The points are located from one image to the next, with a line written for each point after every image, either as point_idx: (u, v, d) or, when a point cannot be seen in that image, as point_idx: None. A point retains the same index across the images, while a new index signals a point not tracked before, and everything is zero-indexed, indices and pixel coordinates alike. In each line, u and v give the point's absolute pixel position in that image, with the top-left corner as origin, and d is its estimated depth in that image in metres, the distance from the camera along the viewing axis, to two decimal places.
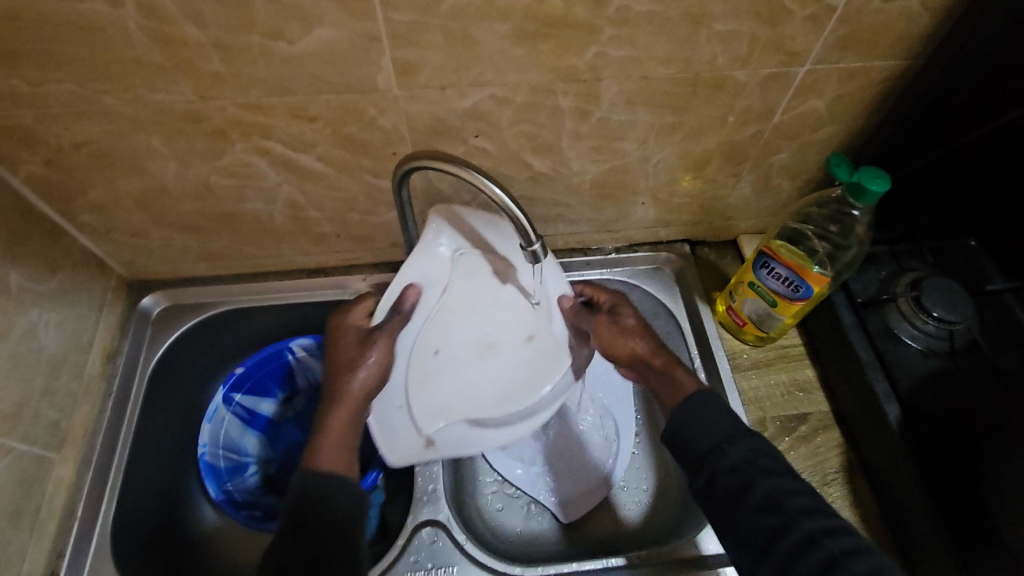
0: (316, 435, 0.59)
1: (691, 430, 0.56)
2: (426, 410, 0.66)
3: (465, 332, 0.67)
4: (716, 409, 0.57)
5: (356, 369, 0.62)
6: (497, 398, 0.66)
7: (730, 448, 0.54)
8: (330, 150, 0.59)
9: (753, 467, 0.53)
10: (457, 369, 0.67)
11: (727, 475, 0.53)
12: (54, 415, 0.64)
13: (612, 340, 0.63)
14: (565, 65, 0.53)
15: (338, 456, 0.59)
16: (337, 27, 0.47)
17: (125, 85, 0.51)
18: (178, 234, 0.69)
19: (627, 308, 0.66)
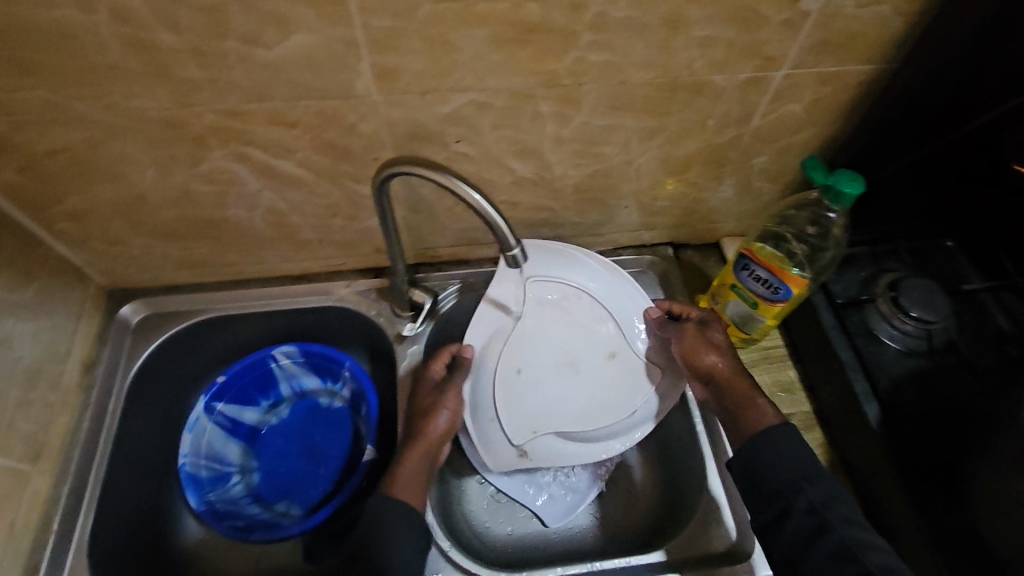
0: (396, 469, 0.62)
1: (768, 468, 0.57)
2: (519, 423, 0.69)
3: (544, 353, 0.69)
4: (793, 450, 0.57)
5: (435, 415, 0.65)
6: (590, 411, 0.70)
7: (807, 488, 0.55)
8: (310, 156, 0.59)
9: (829, 512, 0.54)
10: (546, 386, 0.69)
11: (802, 515, 0.54)
12: (31, 427, 0.63)
13: (698, 353, 0.66)
14: (544, 71, 0.53)
15: (411, 488, 0.61)
16: (314, 33, 0.47)
17: (99, 92, 0.50)
18: (158, 242, 0.69)
19: (717, 328, 0.68)
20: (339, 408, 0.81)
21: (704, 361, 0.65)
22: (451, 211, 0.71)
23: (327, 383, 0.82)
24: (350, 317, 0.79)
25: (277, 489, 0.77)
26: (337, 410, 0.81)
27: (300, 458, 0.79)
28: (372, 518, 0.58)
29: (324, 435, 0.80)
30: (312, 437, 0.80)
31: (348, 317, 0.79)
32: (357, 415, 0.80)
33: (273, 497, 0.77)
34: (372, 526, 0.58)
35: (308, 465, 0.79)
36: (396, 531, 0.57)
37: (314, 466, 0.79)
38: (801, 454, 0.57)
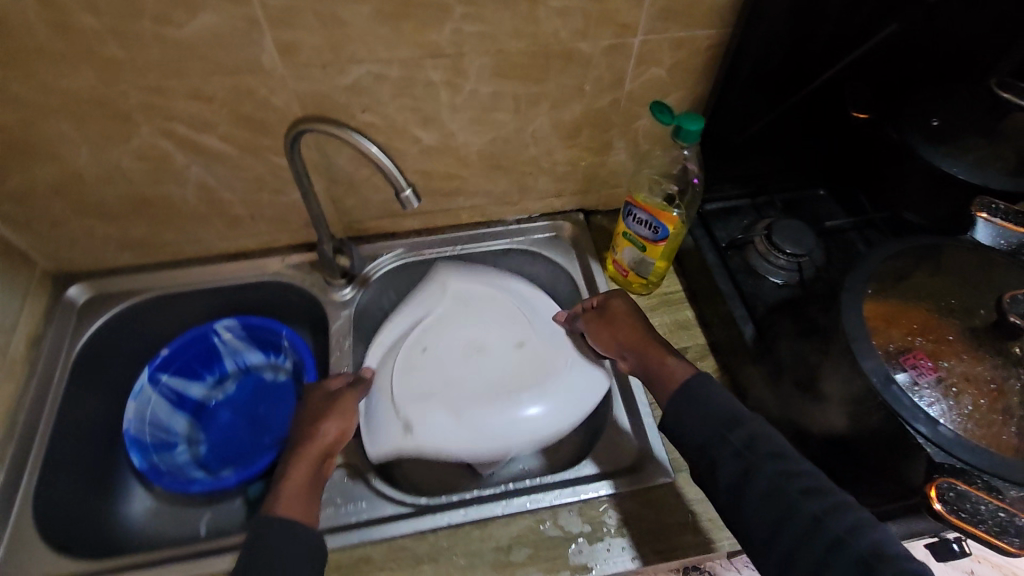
0: (281, 484, 0.59)
1: (690, 420, 0.58)
2: (450, 343, 0.75)
3: (451, 348, 0.75)
4: (703, 403, 0.59)
5: (326, 423, 0.66)
6: (471, 340, 0.76)
7: (729, 435, 0.56)
8: (230, 130, 0.66)
9: (754, 455, 0.54)
10: (445, 351, 0.75)
11: (731, 460, 0.54)
12: None
13: (609, 333, 0.72)
14: (428, 41, 0.62)
15: (295, 499, 0.58)
16: (218, 13, 0.55)
17: (31, 73, 0.57)
18: (99, 221, 0.75)
19: (617, 299, 0.74)
20: (283, 381, 0.88)
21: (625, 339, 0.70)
22: (370, 182, 0.78)
23: (270, 358, 0.88)
24: (288, 289, 0.86)
25: (221, 456, 0.83)
26: (280, 383, 0.88)
27: (245, 428, 0.85)
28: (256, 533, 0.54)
29: (267, 407, 0.87)
30: (256, 409, 0.86)
31: (286, 290, 0.86)
32: (296, 385, 0.86)
33: (217, 464, 0.82)
34: (257, 541, 0.53)
35: (252, 434, 0.85)
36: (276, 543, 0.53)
37: (258, 436, 0.85)
38: (731, 404, 0.58)
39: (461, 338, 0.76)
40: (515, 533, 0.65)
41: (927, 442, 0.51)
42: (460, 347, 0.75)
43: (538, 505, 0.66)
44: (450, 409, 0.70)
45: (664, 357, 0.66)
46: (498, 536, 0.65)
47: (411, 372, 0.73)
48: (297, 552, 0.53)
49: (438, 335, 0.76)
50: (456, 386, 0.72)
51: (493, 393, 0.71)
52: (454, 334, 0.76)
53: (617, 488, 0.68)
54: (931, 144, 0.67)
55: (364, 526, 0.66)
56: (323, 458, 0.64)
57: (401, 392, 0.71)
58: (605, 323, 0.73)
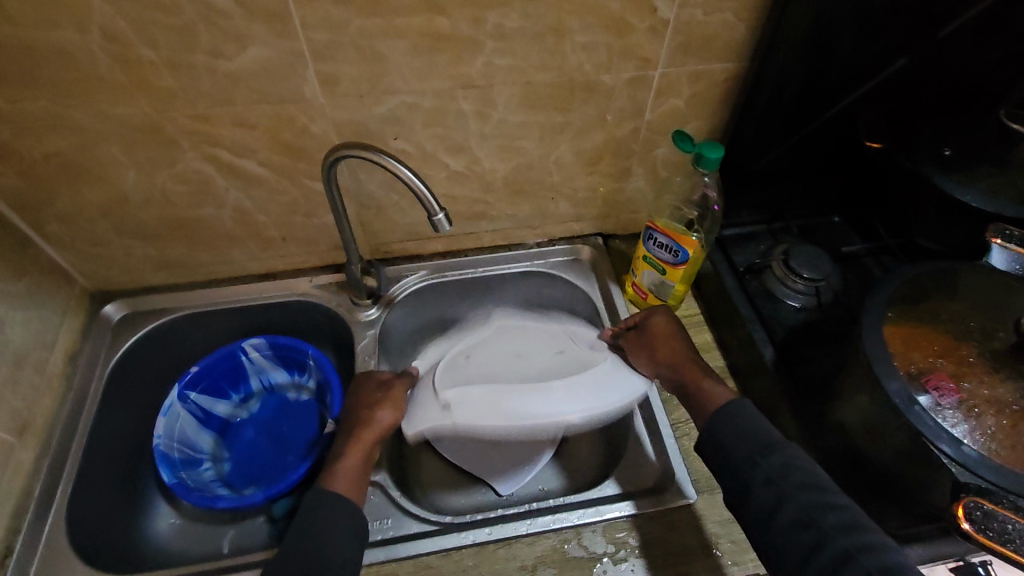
0: (335, 465, 0.64)
1: (727, 444, 0.60)
2: (488, 349, 0.86)
3: (492, 354, 0.85)
4: (739, 422, 0.61)
5: (378, 409, 0.70)
6: (512, 351, 0.86)
7: (762, 460, 0.57)
8: (270, 156, 0.70)
9: (786, 482, 0.54)
10: (485, 355, 0.85)
11: (761, 488, 0.55)
12: (18, 404, 0.69)
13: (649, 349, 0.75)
14: (460, 74, 0.65)
15: (345, 479, 0.62)
16: (266, 47, 0.59)
17: (90, 102, 0.60)
18: (139, 242, 0.78)
19: (660, 314, 0.77)
20: (306, 400, 0.90)
21: (666, 356, 0.73)
22: (398, 206, 0.81)
23: (294, 377, 0.90)
24: (315, 309, 0.88)
25: (245, 474, 0.84)
26: (303, 402, 0.90)
27: (269, 447, 0.87)
28: (306, 506, 0.58)
29: (291, 425, 0.88)
30: (280, 428, 0.88)
31: (313, 310, 0.88)
32: (320, 404, 0.87)
33: (242, 482, 0.83)
34: (305, 513, 0.57)
35: (275, 453, 0.86)
36: (321, 515, 0.57)
37: (281, 455, 0.86)
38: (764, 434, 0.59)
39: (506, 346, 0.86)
40: (539, 553, 0.65)
41: (951, 461, 0.52)
42: (499, 356, 0.85)
43: (561, 524, 0.66)
44: (491, 394, 0.79)
45: (702, 378, 0.69)
46: (523, 555, 0.65)
47: (452, 369, 0.83)
48: (340, 524, 0.57)
49: (478, 339, 0.88)
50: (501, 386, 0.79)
51: (535, 386, 0.79)
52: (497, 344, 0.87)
53: (638, 508, 0.68)
54: (944, 172, 0.70)
55: (392, 543, 0.66)
56: (370, 448, 0.67)
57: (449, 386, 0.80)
58: (644, 343, 0.76)
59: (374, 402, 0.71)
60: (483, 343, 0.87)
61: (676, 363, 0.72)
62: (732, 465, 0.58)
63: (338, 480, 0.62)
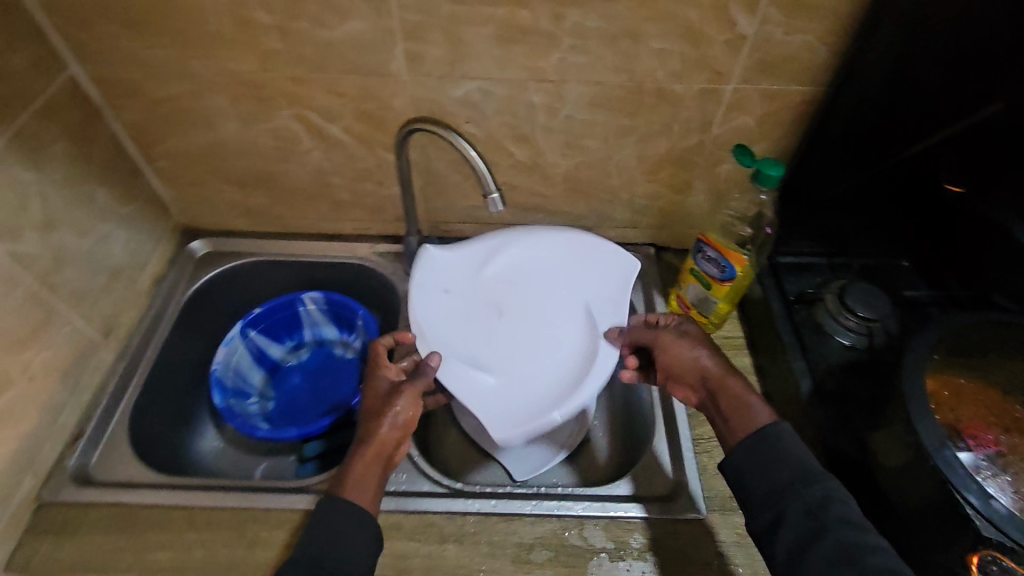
0: (346, 471, 0.59)
1: (767, 469, 0.57)
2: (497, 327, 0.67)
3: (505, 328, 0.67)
4: (778, 450, 0.57)
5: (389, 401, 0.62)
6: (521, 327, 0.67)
7: (803, 490, 0.54)
8: (352, 123, 0.76)
9: (826, 514, 0.52)
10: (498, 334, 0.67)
11: (798, 519, 0.53)
12: (107, 310, 0.79)
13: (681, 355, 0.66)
14: (535, 67, 0.69)
15: (359, 488, 0.58)
16: (363, 22, 0.65)
17: (209, 55, 0.69)
18: (229, 187, 0.86)
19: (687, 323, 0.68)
20: (349, 359, 0.96)
21: (706, 368, 0.64)
22: (461, 187, 0.86)
23: (343, 334, 0.96)
24: (371, 274, 0.94)
25: (284, 415, 0.91)
26: (347, 360, 0.96)
27: (310, 395, 0.93)
28: (317, 523, 0.55)
29: (332, 379, 0.95)
30: (322, 380, 0.95)
31: (370, 275, 0.94)
32: (362, 363, 0.93)
33: (280, 422, 0.90)
34: (317, 531, 0.55)
35: (314, 401, 0.92)
36: (335, 531, 0.55)
37: (319, 405, 0.92)
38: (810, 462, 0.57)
39: (525, 382, 0.64)
40: (539, 534, 0.66)
41: (978, 515, 0.52)
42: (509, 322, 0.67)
43: (565, 512, 0.68)
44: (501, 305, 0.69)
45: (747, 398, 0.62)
46: (523, 533, 0.66)
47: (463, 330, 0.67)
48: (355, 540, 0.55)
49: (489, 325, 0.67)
50: (512, 288, 0.70)
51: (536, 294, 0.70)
52: (512, 404, 0.62)
53: (650, 513, 0.68)
54: None
55: (401, 495, 0.70)
56: (386, 449, 0.61)
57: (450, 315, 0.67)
58: (677, 348, 0.66)
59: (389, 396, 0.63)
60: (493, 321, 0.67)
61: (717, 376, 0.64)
62: (773, 495, 0.55)
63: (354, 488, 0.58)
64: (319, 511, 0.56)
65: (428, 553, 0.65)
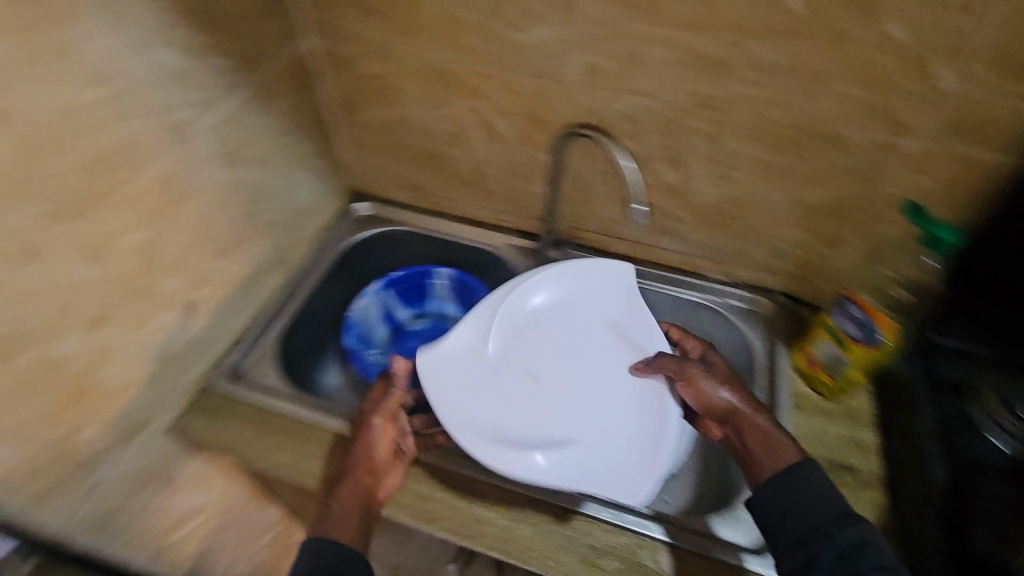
0: (328, 513, 0.62)
1: (797, 509, 0.58)
2: (526, 383, 0.78)
3: (544, 394, 0.78)
4: (810, 492, 0.58)
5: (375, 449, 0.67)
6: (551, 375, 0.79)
7: (836, 534, 0.55)
8: (519, 120, 0.82)
9: (861, 561, 0.53)
10: (549, 400, 0.77)
11: (831, 562, 0.54)
12: (283, 244, 0.92)
13: (700, 385, 0.70)
14: (704, 92, 0.70)
15: (342, 525, 0.61)
16: (552, 30, 0.71)
17: (414, 43, 0.79)
18: (399, 160, 0.98)
19: (715, 352, 0.76)
20: None
21: (727, 403, 0.68)
22: (603, 198, 0.89)
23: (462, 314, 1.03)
24: (501, 265, 1.00)
25: None
26: None
27: None
28: (303, 557, 0.58)
29: None
30: None
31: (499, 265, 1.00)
32: None
33: None
34: (309, 560, 0.57)
35: None
36: (327, 555, 0.58)
37: None
38: (841, 502, 0.58)
39: (612, 437, 0.74)
40: (614, 543, 0.66)
41: None
42: (539, 389, 0.78)
43: (644, 531, 0.67)
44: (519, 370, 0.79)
45: (770, 432, 0.64)
46: (597, 536, 0.67)
47: (511, 417, 0.75)
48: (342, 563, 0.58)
49: (526, 395, 0.77)
50: (526, 353, 0.81)
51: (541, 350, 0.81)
52: (609, 458, 0.72)
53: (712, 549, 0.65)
54: None
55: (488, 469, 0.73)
56: (366, 488, 0.64)
57: (478, 402, 0.75)
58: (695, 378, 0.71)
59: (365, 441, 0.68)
60: (524, 381, 0.78)
61: (740, 411, 0.67)
62: (797, 535, 0.56)
63: (341, 530, 0.60)
64: (309, 549, 0.59)
65: (502, 526, 0.68)
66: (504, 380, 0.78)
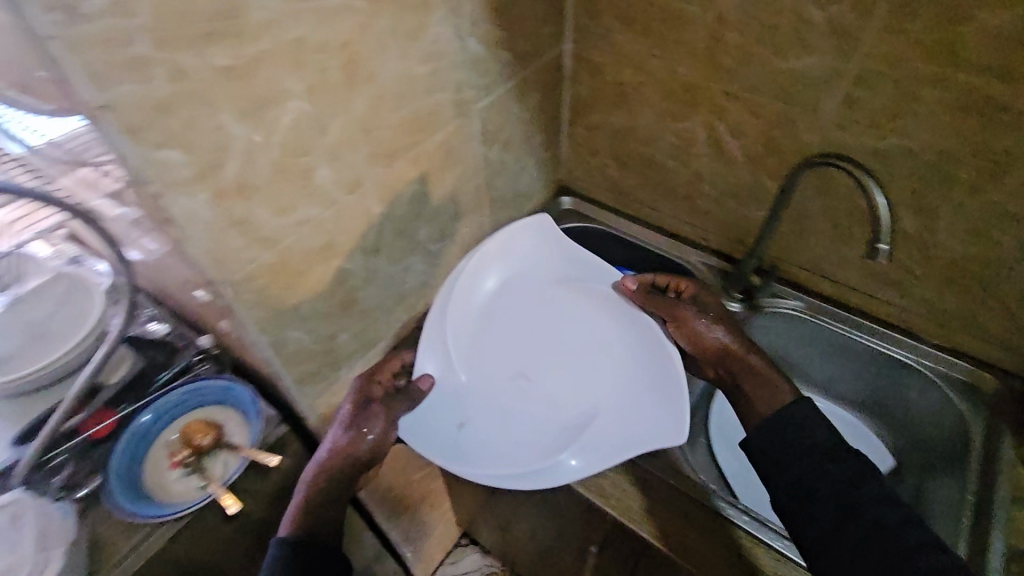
0: (291, 513, 0.70)
1: (796, 443, 0.69)
2: (538, 390, 0.83)
3: (553, 393, 0.83)
4: (790, 418, 0.71)
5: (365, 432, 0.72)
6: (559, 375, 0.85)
7: (830, 469, 0.66)
8: (754, 143, 0.84)
9: (856, 495, 0.64)
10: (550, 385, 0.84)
11: (824, 493, 0.65)
12: (500, 220, 1.03)
13: (705, 334, 0.81)
14: (982, 142, 0.67)
15: (308, 519, 0.70)
16: (821, 60, 0.72)
17: (669, 57, 0.84)
18: (615, 164, 1.04)
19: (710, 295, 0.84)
20: None
21: (716, 339, 0.80)
22: (821, 234, 0.87)
23: None
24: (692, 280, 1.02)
25: None
26: None
27: None
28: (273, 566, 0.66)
29: None
30: None
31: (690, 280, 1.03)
32: None
33: None
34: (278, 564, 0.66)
35: None
36: (298, 555, 0.67)
37: None
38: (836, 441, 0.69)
39: (636, 391, 0.80)
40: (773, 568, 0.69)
41: None
42: (551, 389, 0.83)
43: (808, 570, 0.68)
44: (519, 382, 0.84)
45: (767, 375, 0.76)
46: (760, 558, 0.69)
47: (548, 417, 0.81)
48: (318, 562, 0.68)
49: (547, 400, 0.82)
50: (517, 359, 0.86)
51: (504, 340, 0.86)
52: (636, 409, 0.78)
53: None
54: None
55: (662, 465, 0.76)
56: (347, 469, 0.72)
57: (488, 428, 0.79)
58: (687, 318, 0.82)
59: (326, 467, 0.71)
60: (541, 386, 0.84)
61: (739, 352, 0.79)
62: (793, 468, 0.68)
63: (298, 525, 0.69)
64: (282, 547, 0.67)
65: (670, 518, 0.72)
66: (528, 394, 0.83)
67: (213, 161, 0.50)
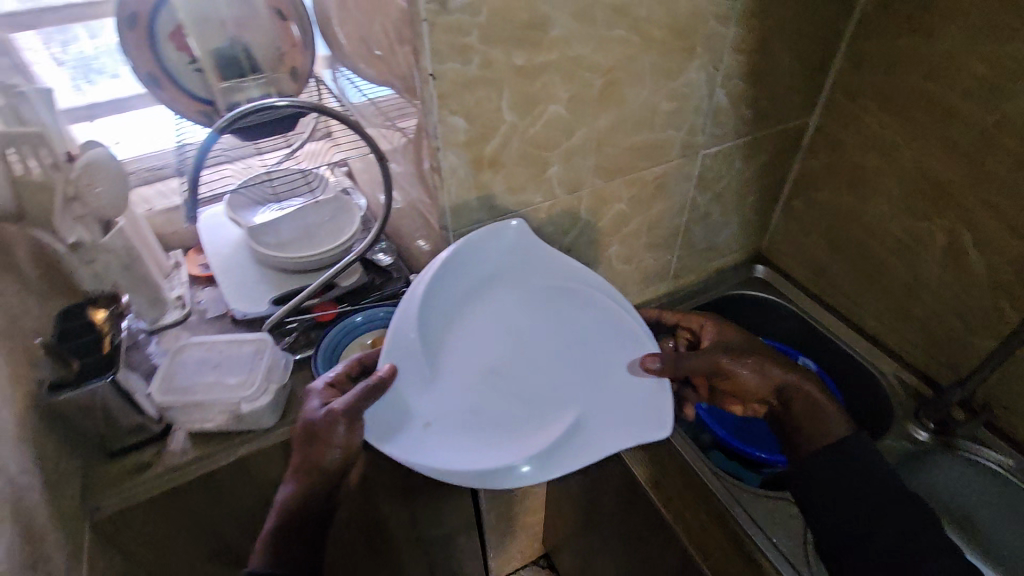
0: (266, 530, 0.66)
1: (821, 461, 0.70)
2: (505, 384, 0.68)
3: (521, 391, 0.68)
4: (824, 439, 0.71)
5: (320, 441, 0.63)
6: (530, 379, 0.69)
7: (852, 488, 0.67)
8: (1003, 263, 0.77)
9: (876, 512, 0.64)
10: (520, 383, 0.68)
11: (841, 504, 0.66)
12: (689, 266, 1.06)
13: (742, 375, 0.74)
14: None
15: (279, 537, 0.66)
16: None
17: (925, 153, 0.81)
18: (827, 246, 1.01)
19: (722, 328, 0.79)
20: None
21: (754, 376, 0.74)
22: None
23: None
24: (876, 389, 0.95)
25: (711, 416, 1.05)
26: None
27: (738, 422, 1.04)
28: None
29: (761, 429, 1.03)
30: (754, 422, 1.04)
31: (873, 388, 0.95)
32: None
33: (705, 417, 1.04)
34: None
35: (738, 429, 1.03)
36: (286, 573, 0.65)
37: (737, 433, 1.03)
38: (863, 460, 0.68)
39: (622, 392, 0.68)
40: None
41: None
42: (520, 389, 0.68)
43: None
44: (480, 373, 0.68)
45: (813, 399, 0.72)
46: None
47: (522, 424, 0.66)
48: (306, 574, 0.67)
49: (518, 401, 0.67)
50: (478, 347, 0.68)
51: (476, 335, 0.68)
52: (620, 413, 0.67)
53: None
54: None
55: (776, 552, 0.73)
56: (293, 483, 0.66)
57: (461, 420, 0.64)
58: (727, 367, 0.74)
59: (302, 472, 0.65)
60: (511, 388, 0.68)
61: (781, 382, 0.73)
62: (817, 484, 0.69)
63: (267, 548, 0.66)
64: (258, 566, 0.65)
65: None
66: (489, 390, 0.67)
67: (484, 135, 0.64)
